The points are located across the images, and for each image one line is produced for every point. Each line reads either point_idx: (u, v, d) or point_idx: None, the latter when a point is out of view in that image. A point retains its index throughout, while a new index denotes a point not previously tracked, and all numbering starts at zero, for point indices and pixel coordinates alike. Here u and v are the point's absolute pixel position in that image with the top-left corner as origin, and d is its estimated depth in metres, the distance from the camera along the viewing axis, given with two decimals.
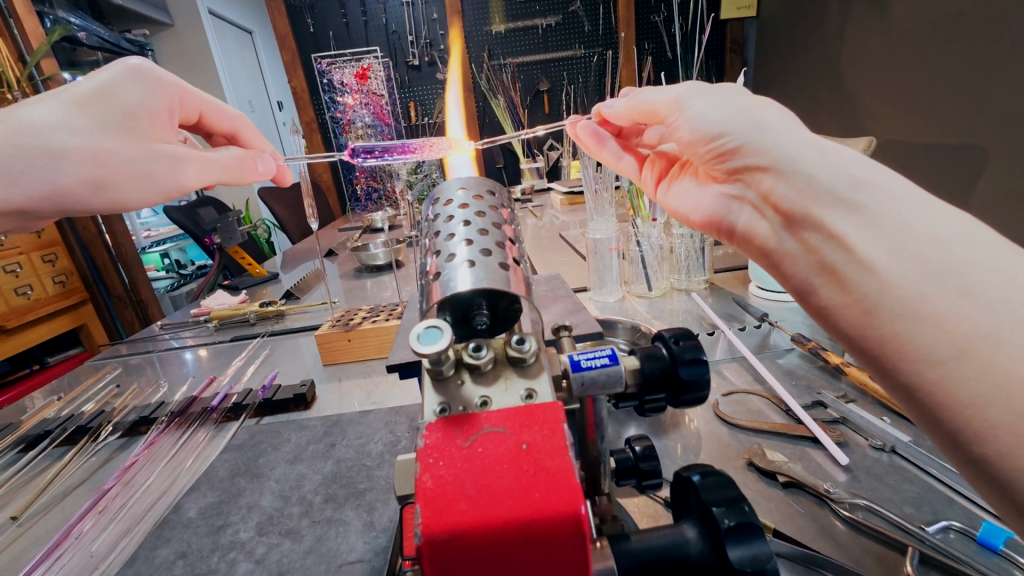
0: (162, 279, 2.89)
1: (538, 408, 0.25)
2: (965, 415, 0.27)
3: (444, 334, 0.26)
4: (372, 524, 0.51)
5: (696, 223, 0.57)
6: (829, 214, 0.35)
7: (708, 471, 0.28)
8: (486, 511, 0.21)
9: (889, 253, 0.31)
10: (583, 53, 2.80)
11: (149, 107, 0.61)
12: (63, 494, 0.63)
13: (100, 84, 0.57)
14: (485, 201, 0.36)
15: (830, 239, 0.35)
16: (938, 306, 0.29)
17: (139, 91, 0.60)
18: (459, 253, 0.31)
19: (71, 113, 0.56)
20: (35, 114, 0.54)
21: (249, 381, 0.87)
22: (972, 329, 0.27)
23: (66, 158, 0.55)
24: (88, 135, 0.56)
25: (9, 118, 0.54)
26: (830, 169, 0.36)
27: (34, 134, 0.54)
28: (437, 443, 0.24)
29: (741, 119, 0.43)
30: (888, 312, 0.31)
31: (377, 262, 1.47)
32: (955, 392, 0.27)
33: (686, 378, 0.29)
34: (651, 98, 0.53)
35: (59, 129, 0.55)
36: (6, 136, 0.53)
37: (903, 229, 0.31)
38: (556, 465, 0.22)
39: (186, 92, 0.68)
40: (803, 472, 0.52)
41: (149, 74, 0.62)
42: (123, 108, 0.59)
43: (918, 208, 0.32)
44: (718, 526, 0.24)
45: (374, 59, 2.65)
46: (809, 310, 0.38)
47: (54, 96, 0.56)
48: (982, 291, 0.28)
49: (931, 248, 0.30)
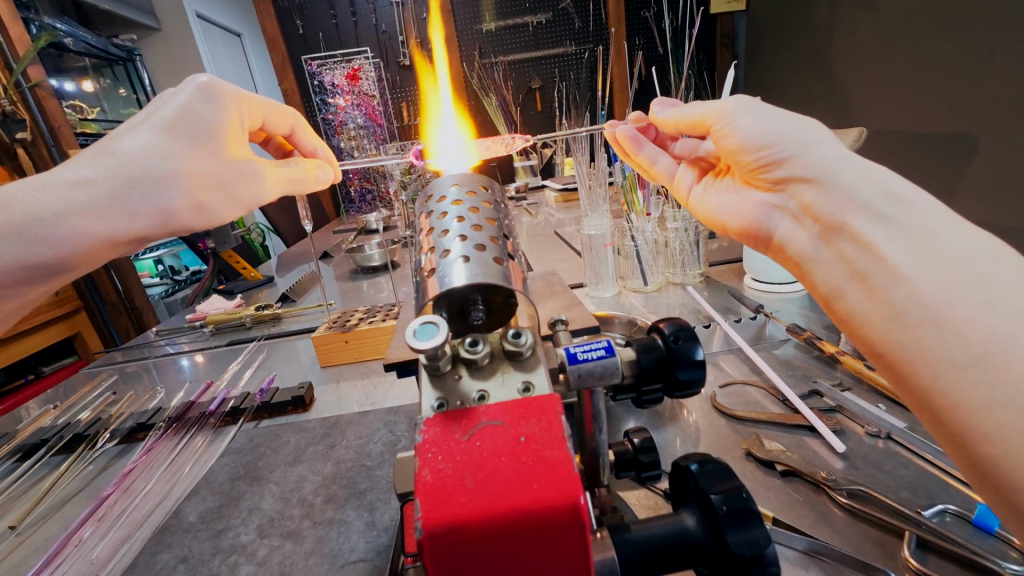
0: (156, 285, 2.87)
1: (535, 400, 0.25)
2: (972, 417, 0.29)
3: (440, 329, 0.26)
4: (373, 524, 0.51)
5: (726, 230, 0.59)
6: (867, 227, 0.38)
7: (705, 459, 0.28)
8: (486, 503, 0.21)
9: (921, 265, 0.34)
10: (575, 49, 2.80)
11: (229, 126, 0.60)
12: (61, 502, 0.63)
13: (182, 107, 0.56)
14: (479, 197, 0.36)
15: (865, 249, 0.37)
16: (957, 315, 0.31)
17: (216, 109, 0.59)
18: (454, 249, 0.31)
19: (168, 139, 0.54)
20: (134, 142, 0.53)
21: (247, 385, 0.87)
22: (989, 337, 0.30)
23: (171, 187, 0.54)
24: (187, 159, 0.55)
25: (113, 150, 0.52)
26: (874, 186, 0.39)
27: (140, 164, 0.53)
28: (435, 438, 0.24)
29: (789, 133, 0.46)
30: (911, 318, 0.33)
31: (373, 263, 1.47)
32: (963, 395, 0.30)
33: (682, 366, 0.29)
34: (698, 108, 0.56)
35: (161, 157, 0.53)
36: (113, 168, 0.52)
37: (935, 244, 0.34)
38: (554, 455, 0.22)
39: (255, 104, 0.66)
40: (801, 460, 0.52)
41: (221, 91, 0.60)
42: (209, 130, 0.58)
43: (950, 227, 0.34)
44: (717, 513, 0.24)
45: (364, 60, 2.63)
46: (835, 316, 0.40)
47: (145, 123, 0.54)
48: (999, 303, 0.30)
49: (958, 263, 0.33)
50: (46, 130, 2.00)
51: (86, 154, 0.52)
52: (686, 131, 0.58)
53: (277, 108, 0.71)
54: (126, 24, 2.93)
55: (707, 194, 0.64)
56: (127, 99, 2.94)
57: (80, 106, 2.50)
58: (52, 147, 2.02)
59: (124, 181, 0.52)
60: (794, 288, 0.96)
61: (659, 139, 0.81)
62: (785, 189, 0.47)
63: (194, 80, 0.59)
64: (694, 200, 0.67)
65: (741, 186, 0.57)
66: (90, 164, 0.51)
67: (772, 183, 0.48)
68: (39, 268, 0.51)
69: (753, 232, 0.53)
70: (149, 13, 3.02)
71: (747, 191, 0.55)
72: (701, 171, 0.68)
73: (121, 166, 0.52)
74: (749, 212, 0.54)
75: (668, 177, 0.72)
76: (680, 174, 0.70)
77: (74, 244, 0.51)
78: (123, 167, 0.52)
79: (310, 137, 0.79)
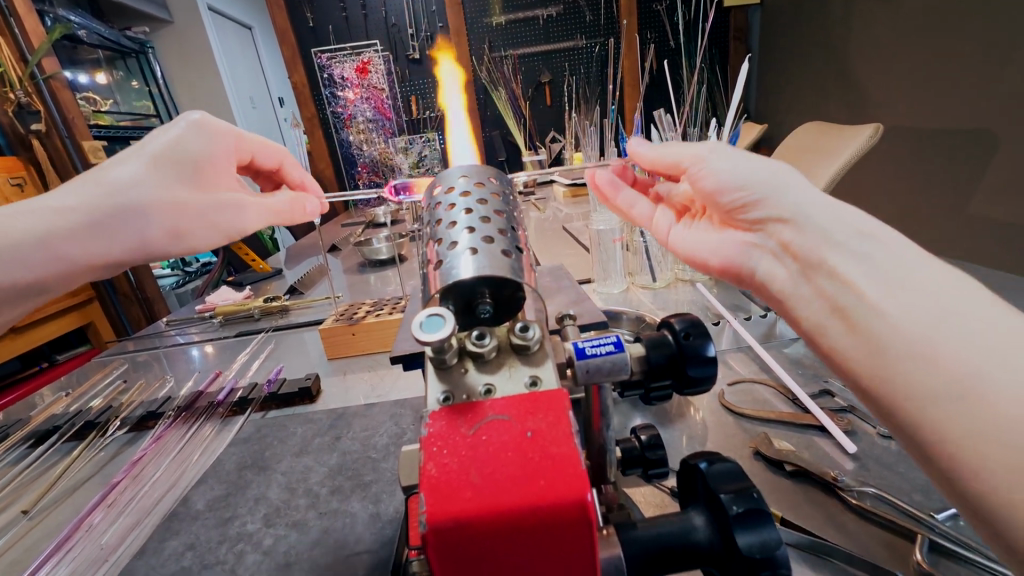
0: (166, 276, 2.91)
1: (542, 394, 0.25)
2: (966, 454, 0.28)
3: (447, 322, 0.25)
4: (379, 515, 0.51)
5: (711, 269, 0.56)
6: (841, 263, 0.36)
7: (715, 458, 0.27)
8: (492, 499, 0.21)
9: (897, 298, 0.33)
10: (585, 43, 2.77)
11: (217, 158, 0.62)
12: (73, 488, 0.64)
13: (173, 141, 0.57)
14: (487, 188, 0.36)
15: (838, 283, 0.36)
16: (935, 348, 0.30)
17: (204, 142, 0.60)
18: (461, 241, 0.30)
19: (152, 170, 0.56)
20: (120, 174, 0.54)
21: (254, 376, 0.88)
22: (967, 370, 0.29)
23: (146, 219, 0.55)
24: (167, 190, 0.56)
25: (101, 179, 0.53)
26: (845, 223, 0.38)
27: (123, 195, 0.54)
28: (440, 431, 0.23)
29: (761, 173, 0.45)
30: (890, 353, 0.32)
31: (381, 256, 1.48)
32: (951, 430, 0.29)
33: (693, 363, 0.28)
34: (672, 151, 0.55)
35: (142, 187, 0.55)
36: (96, 198, 0.52)
37: (905, 278, 0.33)
38: (561, 451, 0.22)
39: (250, 139, 0.67)
40: (811, 460, 0.51)
41: (212, 127, 0.62)
42: (195, 163, 0.59)
43: (914, 260, 0.34)
44: (727, 513, 0.24)
45: (373, 53, 2.65)
46: (819, 353, 0.39)
47: (136, 155, 0.56)
48: (968, 333, 0.30)
49: (927, 296, 0.32)
50: (60, 120, 2.00)
51: (74, 182, 0.53)
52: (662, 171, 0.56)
53: (270, 145, 0.71)
54: (139, 17, 2.95)
55: (685, 234, 0.62)
56: (139, 91, 2.97)
57: (93, 98, 2.52)
58: (66, 138, 2.03)
59: (103, 208, 0.53)
60: None
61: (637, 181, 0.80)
62: (761, 228, 0.45)
63: (188, 117, 0.60)
64: (675, 242, 0.64)
65: (721, 226, 0.56)
66: (77, 193, 0.52)
67: (748, 224, 0.47)
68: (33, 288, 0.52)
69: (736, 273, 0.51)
70: (162, 6, 3.03)
71: (725, 231, 0.54)
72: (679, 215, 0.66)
73: (104, 194, 0.53)
74: (727, 251, 0.52)
75: (643, 221, 0.71)
76: (657, 217, 0.69)
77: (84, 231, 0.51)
78: (107, 197, 0.53)
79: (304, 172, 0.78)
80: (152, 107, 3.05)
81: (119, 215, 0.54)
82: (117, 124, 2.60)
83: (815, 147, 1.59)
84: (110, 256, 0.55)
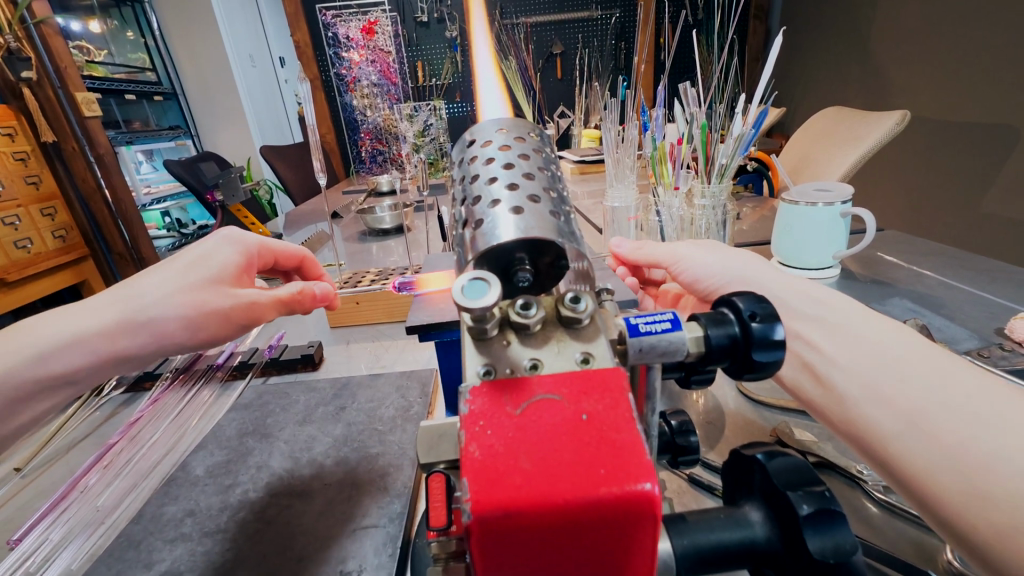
0: (162, 237, 2.85)
1: (596, 373, 0.22)
2: (921, 479, 0.31)
3: (492, 287, 0.22)
4: (386, 489, 0.49)
5: None
6: (810, 332, 0.39)
7: (774, 450, 0.25)
8: (544, 488, 0.18)
9: (854, 354, 0.36)
10: (600, 14, 2.66)
11: (243, 265, 0.54)
12: (68, 447, 0.62)
13: (201, 252, 0.52)
14: (527, 144, 0.32)
15: (807, 344, 0.39)
16: (889, 393, 0.34)
17: (231, 251, 0.54)
18: (503, 199, 0.27)
19: (172, 276, 0.48)
20: (142, 287, 0.47)
21: (255, 342, 0.85)
22: (914, 405, 0.32)
23: (162, 324, 0.46)
24: (183, 298, 0.47)
25: (122, 290, 0.48)
26: (802, 294, 0.41)
27: (134, 307, 0.46)
28: (482, 409, 0.21)
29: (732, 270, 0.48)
30: (852, 399, 0.35)
31: (384, 226, 1.43)
32: (908, 458, 0.32)
33: (758, 347, 0.25)
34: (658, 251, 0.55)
35: (160, 294, 0.47)
36: (112, 310, 0.46)
37: (858, 337, 0.37)
38: (623, 438, 0.19)
39: (276, 246, 0.61)
40: (834, 452, 0.49)
41: (242, 237, 0.56)
42: (218, 268, 0.51)
43: (862, 319, 0.38)
44: (798, 514, 0.21)
45: (382, 13, 2.44)
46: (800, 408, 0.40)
47: (160, 268, 0.50)
48: (912, 379, 0.33)
49: (874, 347, 0.36)
50: (52, 70, 1.94)
51: (95, 297, 0.48)
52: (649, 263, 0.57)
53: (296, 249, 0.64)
54: None
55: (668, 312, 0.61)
56: (134, 43, 2.84)
57: (85, 47, 2.47)
58: (59, 90, 1.97)
59: (119, 318, 0.46)
60: (822, 274, 0.93)
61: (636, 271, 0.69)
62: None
63: (218, 231, 0.56)
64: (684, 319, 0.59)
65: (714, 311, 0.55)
66: (98, 304, 0.47)
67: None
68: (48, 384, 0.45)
69: None
70: None
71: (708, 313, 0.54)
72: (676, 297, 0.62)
73: (125, 305, 0.46)
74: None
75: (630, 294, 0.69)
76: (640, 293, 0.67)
77: None
78: (124, 308, 0.46)
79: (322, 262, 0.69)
80: (147, 60, 2.92)
81: (135, 324, 0.46)
82: (112, 77, 2.56)
83: (835, 134, 1.54)
84: (149, 335, 0.48)
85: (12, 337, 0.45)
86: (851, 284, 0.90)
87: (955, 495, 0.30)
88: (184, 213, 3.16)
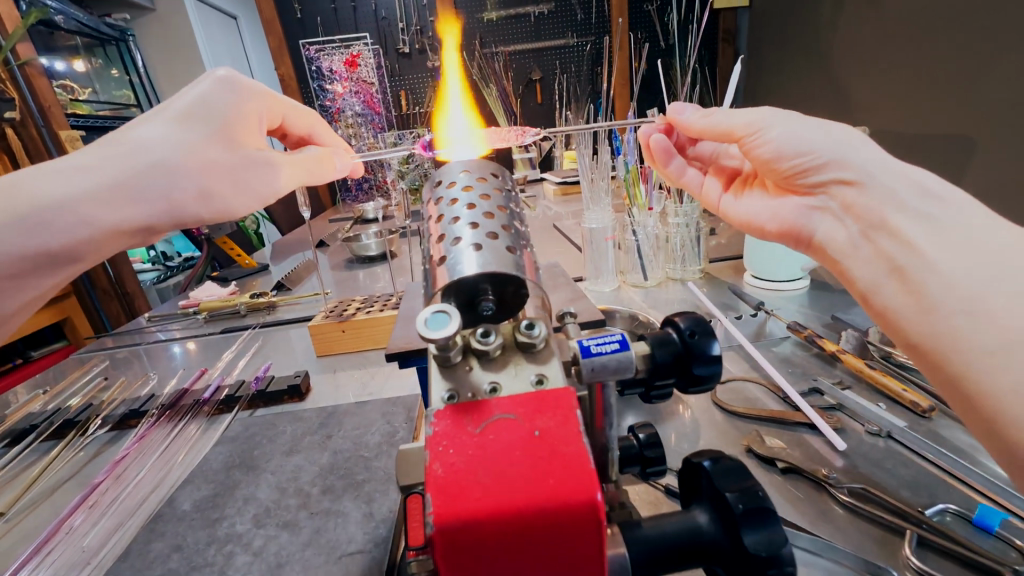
0: (147, 270, 2.83)
1: (549, 393, 0.24)
2: (973, 376, 0.34)
3: (452, 319, 0.25)
4: (372, 515, 0.50)
5: (771, 231, 0.61)
6: (904, 226, 0.41)
7: (719, 456, 0.28)
8: (502, 499, 0.20)
9: (953, 258, 0.38)
10: (576, 41, 2.73)
11: (245, 115, 0.58)
12: (52, 489, 0.62)
13: (198, 96, 0.55)
14: (489, 183, 0.35)
15: (895, 240, 0.41)
16: (976, 297, 0.35)
17: (229, 96, 0.57)
18: (465, 236, 0.30)
19: (179, 131, 0.53)
20: (148, 134, 0.51)
21: (242, 374, 0.86)
22: (998, 309, 0.34)
23: (179, 187, 0.52)
24: (195, 148, 0.53)
25: (123, 138, 0.51)
26: (908, 184, 0.43)
27: (146, 154, 0.51)
28: (446, 430, 0.23)
29: (823, 142, 0.49)
30: (934, 297, 0.38)
31: (370, 252, 1.46)
32: (969, 362, 0.35)
33: (699, 362, 0.28)
34: (726, 119, 0.58)
35: (168, 148, 0.52)
36: (122, 160, 0.50)
37: (967, 239, 0.38)
38: (571, 450, 0.22)
39: (277, 99, 0.66)
40: (800, 458, 0.52)
41: (238, 83, 0.59)
42: (224, 119, 0.56)
43: (978, 220, 0.38)
44: (733, 511, 0.24)
45: (363, 46, 2.57)
46: (872, 307, 0.44)
47: (159, 115, 0.53)
48: (1006, 288, 0.34)
49: (977, 251, 0.37)
50: (36, 110, 1.94)
51: (95, 144, 0.51)
52: (715, 133, 0.61)
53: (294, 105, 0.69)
54: (117, 3, 2.86)
55: (738, 203, 0.68)
56: (119, 80, 2.85)
57: (70, 87, 2.40)
58: (42, 129, 1.97)
59: (129, 170, 0.50)
60: (792, 286, 0.95)
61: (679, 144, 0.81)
62: (822, 191, 0.50)
63: (212, 73, 0.58)
64: (730, 203, 0.70)
65: (777, 193, 0.61)
66: (99, 153, 0.50)
67: (809, 187, 0.51)
68: (46, 258, 0.49)
69: (793, 233, 0.57)
70: None
71: (782, 196, 0.59)
72: (727, 181, 0.73)
73: (136, 156, 0.50)
74: (789, 213, 0.57)
75: (695, 187, 0.77)
76: (707, 184, 0.75)
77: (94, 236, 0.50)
78: (134, 161, 0.50)
79: (329, 132, 0.77)
80: (132, 97, 2.93)
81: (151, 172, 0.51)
82: (96, 114, 2.49)
83: None
84: None
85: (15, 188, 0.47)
86: (820, 294, 0.94)
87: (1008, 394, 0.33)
88: (171, 246, 3.10)
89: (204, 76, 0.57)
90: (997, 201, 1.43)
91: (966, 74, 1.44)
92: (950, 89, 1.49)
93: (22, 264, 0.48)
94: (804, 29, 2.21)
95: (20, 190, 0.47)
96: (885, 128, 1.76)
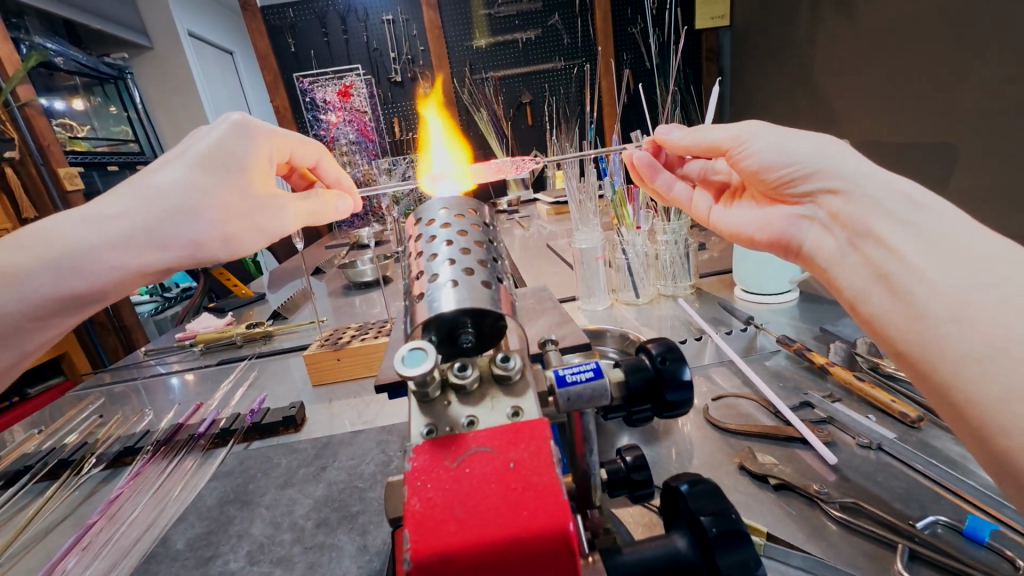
0: (145, 302, 2.83)
1: (524, 424, 0.25)
2: (963, 384, 0.34)
3: (429, 355, 0.26)
4: (366, 547, 0.50)
5: (761, 242, 0.62)
6: (889, 235, 0.42)
7: (696, 480, 0.31)
8: (477, 532, 0.21)
9: (937, 265, 0.38)
10: (563, 65, 2.79)
11: (261, 161, 0.62)
12: (46, 531, 0.61)
13: (216, 143, 0.57)
14: (467, 220, 0.37)
15: (881, 249, 0.42)
16: (961, 304, 0.35)
17: (247, 144, 0.60)
18: (442, 273, 0.31)
19: (200, 175, 0.55)
20: (170, 181, 0.54)
21: (237, 406, 0.86)
22: (985, 315, 0.34)
23: (199, 234, 0.55)
24: (215, 195, 0.56)
25: (146, 182, 0.53)
26: (893, 193, 0.44)
27: (170, 201, 0.54)
28: (425, 465, 0.24)
29: (810, 153, 0.51)
30: (920, 305, 0.38)
31: (365, 278, 1.47)
32: (958, 370, 0.34)
33: (670, 388, 0.32)
34: (715, 132, 0.61)
35: (190, 194, 0.54)
36: (145, 205, 0.53)
37: (953, 246, 0.38)
38: (544, 480, 0.23)
39: (290, 141, 0.68)
40: (793, 474, 0.51)
41: (253, 127, 0.62)
42: (240, 163, 0.59)
43: (964, 227, 0.39)
44: (708, 534, 0.27)
45: (356, 77, 2.67)
46: (861, 317, 0.44)
47: (177, 160, 0.56)
48: (991, 293, 0.35)
49: (962, 258, 0.37)
50: (35, 148, 1.96)
51: (118, 189, 0.53)
52: (704, 147, 0.63)
53: (305, 142, 0.72)
54: (116, 43, 2.93)
55: (729, 213, 0.70)
56: (117, 116, 2.89)
57: (70, 124, 2.43)
58: (41, 167, 1.98)
59: (152, 216, 0.53)
60: (781, 299, 0.96)
61: (668, 161, 0.85)
62: (809, 200, 0.52)
63: (228, 118, 0.60)
64: (720, 214, 0.72)
65: (765, 203, 0.62)
66: (124, 199, 0.52)
67: (797, 196, 0.53)
68: (69, 301, 0.51)
69: (783, 243, 0.58)
70: (141, 32, 3.03)
71: (771, 206, 0.61)
72: (717, 193, 0.75)
73: (162, 203, 0.53)
74: (779, 223, 0.58)
75: (684, 201, 0.79)
76: (697, 197, 0.77)
77: (103, 279, 0.51)
78: (157, 209, 0.53)
79: (335, 168, 0.79)
80: (130, 132, 2.97)
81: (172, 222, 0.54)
82: (95, 150, 2.53)
83: None
84: None
85: (46, 241, 0.49)
86: (811, 305, 0.95)
87: (998, 401, 0.32)
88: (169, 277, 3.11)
89: (221, 119, 0.59)
90: (981, 205, 1.45)
91: (942, 85, 1.48)
92: (928, 100, 1.53)
93: (44, 310, 0.50)
94: (784, 46, 2.27)
95: (49, 242, 0.49)
96: (868, 138, 1.80)
